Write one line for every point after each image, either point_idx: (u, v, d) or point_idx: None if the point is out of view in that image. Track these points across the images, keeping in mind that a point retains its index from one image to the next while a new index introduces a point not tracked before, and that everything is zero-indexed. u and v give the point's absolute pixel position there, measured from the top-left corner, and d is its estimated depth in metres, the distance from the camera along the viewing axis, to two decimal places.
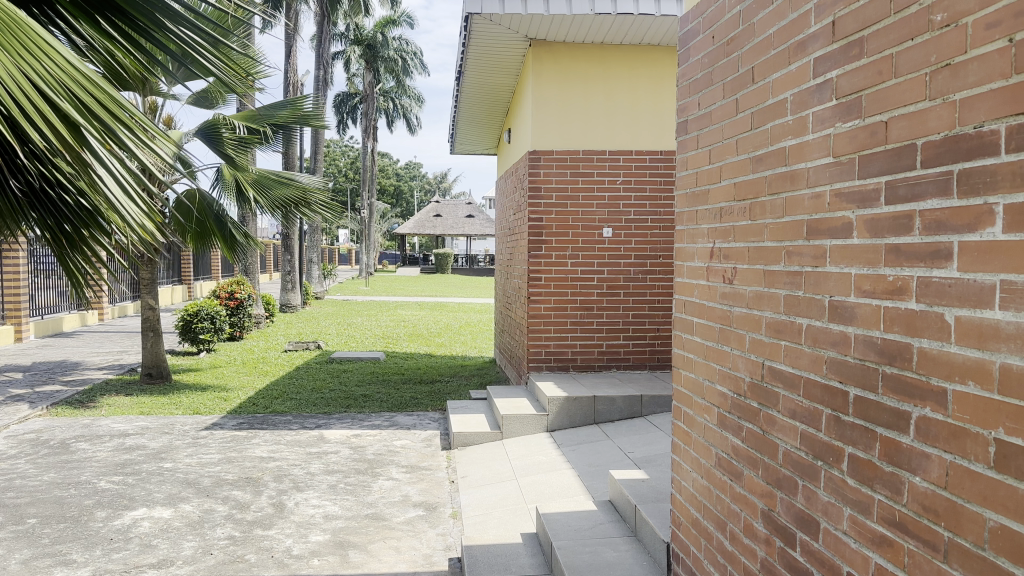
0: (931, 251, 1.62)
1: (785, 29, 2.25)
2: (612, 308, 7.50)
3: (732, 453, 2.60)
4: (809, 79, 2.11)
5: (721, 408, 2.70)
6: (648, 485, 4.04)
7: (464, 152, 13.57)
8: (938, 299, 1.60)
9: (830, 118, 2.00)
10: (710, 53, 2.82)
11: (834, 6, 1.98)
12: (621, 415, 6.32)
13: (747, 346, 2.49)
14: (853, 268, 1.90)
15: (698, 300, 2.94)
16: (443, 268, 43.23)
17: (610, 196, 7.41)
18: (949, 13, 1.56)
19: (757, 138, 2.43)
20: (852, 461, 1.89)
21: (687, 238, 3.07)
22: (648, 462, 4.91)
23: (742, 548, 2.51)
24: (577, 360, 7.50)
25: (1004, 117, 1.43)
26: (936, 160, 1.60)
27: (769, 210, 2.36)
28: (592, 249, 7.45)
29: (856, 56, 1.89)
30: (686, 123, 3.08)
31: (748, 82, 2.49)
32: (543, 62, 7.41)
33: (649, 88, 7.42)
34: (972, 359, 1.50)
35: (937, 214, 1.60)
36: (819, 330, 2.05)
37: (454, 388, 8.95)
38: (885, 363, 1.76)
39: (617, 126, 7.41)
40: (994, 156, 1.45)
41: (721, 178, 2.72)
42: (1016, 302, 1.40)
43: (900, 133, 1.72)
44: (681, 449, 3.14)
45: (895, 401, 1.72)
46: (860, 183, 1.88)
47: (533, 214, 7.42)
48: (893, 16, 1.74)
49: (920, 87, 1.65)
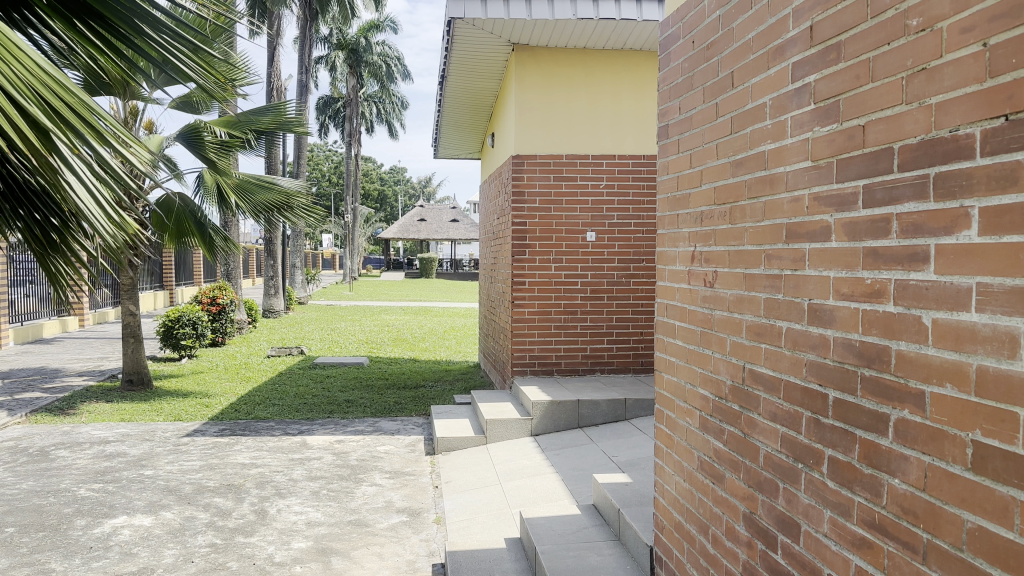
0: (908, 254, 1.63)
1: (764, 33, 2.26)
2: (596, 312, 7.51)
3: (714, 456, 2.60)
4: (787, 83, 2.12)
5: (703, 411, 2.70)
6: (632, 489, 4.05)
7: (448, 156, 13.56)
8: (916, 302, 1.60)
9: (808, 122, 2.01)
10: (690, 58, 2.83)
11: (813, 10, 1.99)
12: (605, 419, 6.32)
13: (727, 349, 2.50)
14: (831, 272, 1.91)
15: (680, 303, 2.95)
16: (428, 272, 43.10)
17: (593, 200, 7.43)
18: (925, 17, 1.58)
19: (737, 142, 2.44)
20: (832, 463, 1.90)
21: (669, 242, 3.08)
22: (632, 466, 4.91)
23: (724, 551, 2.51)
24: (561, 364, 7.51)
25: (979, 121, 1.44)
26: (914, 163, 1.61)
27: (748, 214, 2.37)
28: (576, 253, 7.45)
29: (834, 59, 1.90)
30: (667, 128, 3.09)
31: (728, 87, 2.50)
32: (526, 65, 7.41)
33: (631, 93, 7.45)
34: (949, 361, 1.51)
35: (914, 217, 1.61)
36: (799, 333, 2.06)
37: (439, 393, 8.92)
38: (863, 365, 1.77)
39: (600, 130, 7.43)
40: (969, 159, 1.46)
41: (701, 182, 2.73)
42: (991, 305, 1.41)
43: (877, 137, 1.73)
44: (663, 452, 3.14)
45: (874, 403, 1.73)
46: (838, 186, 1.89)
47: (516, 219, 7.41)
48: (870, 21, 1.75)
49: (897, 90, 1.66)
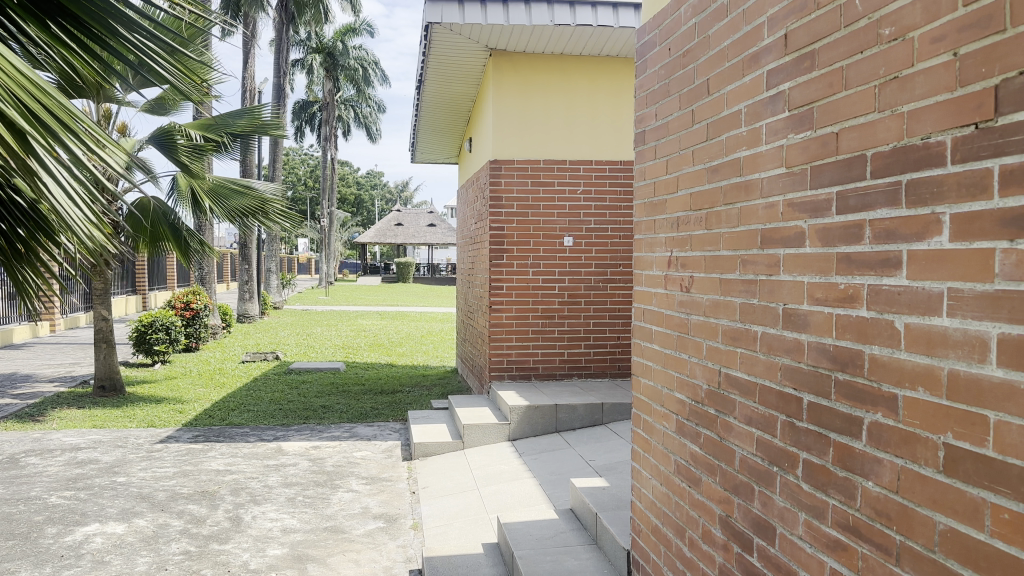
0: (881, 260, 1.65)
1: (739, 41, 2.28)
2: (574, 317, 7.53)
3: (690, 460, 2.62)
4: (762, 91, 2.15)
5: (679, 415, 2.72)
6: (609, 493, 4.06)
7: (425, 160, 13.54)
8: (888, 307, 1.63)
9: (782, 129, 2.04)
10: (666, 65, 2.85)
11: (787, 19, 2.02)
12: (583, 423, 6.33)
13: (704, 353, 2.51)
14: (806, 277, 1.93)
15: (657, 308, 2.96)
16: (405, 277, 42.93)
17: (570, 205, 7.45)
18: (897, 27, 1.60)
19: (713, 149, 2.46)
20: (806, 466, 1.92)
21: (646, 247, 3.09)
22: (609, 470, 4.92)
23: (700, 554, 2.53)
24: (539, 369, 7.51)
25: (950, 129, 1.46)
26: (886, 170, 1.64)
27: (724, 219, 2.39)
28: (553, 258, 7.47)
29: (807, 68, 1.93)
30: (643, 134, 3.11)
31: (704, 94, 2.53)
32: (504, 70, 7.42)
33: (608, 99, 7.50)
34: (921, 365, 1.53)
35: (887, 223, 1.63)
36: (773, 337, 2.08)
37: (416, 398, 8.89)
38: (837, 369, 1.79)
39: (578, 136, 7.46)
40: (941, 166, 1.48)
41: (678, 188, 2.75)
42: (962, 310, 1.43)
43: (850, 144, 1.76)
44: (641, 456, 3.15)
45: (848, 406, 1.75)
46: (811, 193, 1.91)
47: (494, 224, 7.41)
48: (843, 30, 1.78)
49: (871, 98, 1.68)
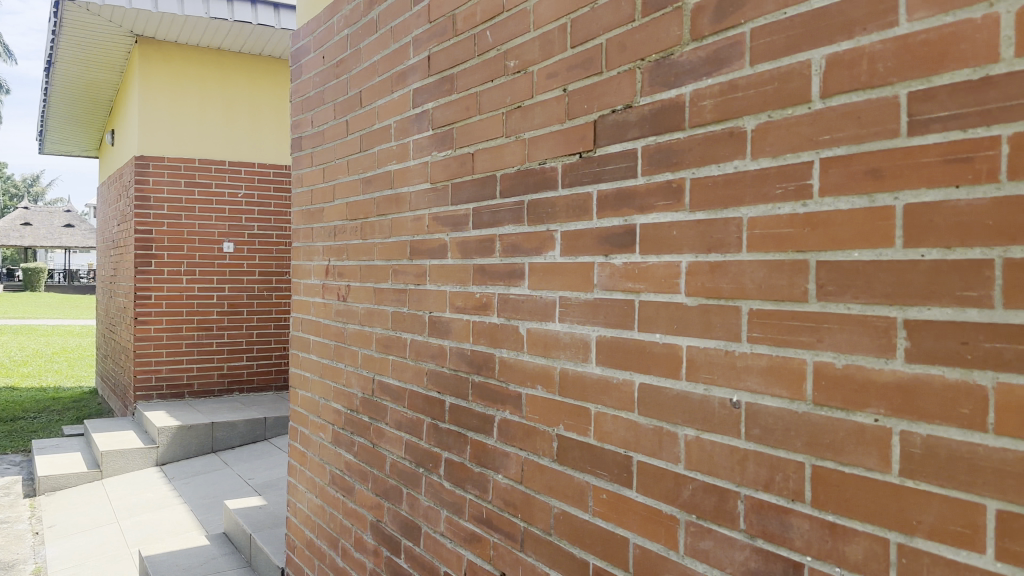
0: (509, 271, 1.81)
1: (389, 58, 2.35)
2: (235, 327, 7.14)
3: (345, 469, 2.62)
4: (409, 108, 2.23)
5: (336, 424, 2.70)
6: (266, 512, 3.90)
7: (59, 152, 11.86)
8: (514, 313, 1.79)
9: (427, 146, 2.14)
10: (321, 73, 2.83)
11: (430, 42, 2.13)
12: (242, 440, 6.01)
13: (359, 362, 2.54)
14: (447, 286, 2.05)
15: (314, 317, 2.92)
16: (36, 286, 37.13)
17: (230, 209, 7.06)
18: (520, 60, 1.77)
19: (366, 160, 2.50)
20: (447, 465, 2.03)
21: (304, 256, 3.04)
22: (268, 486, 4.73)
23: (353, 562, 2.53)
24: (194, 385, 6.98)
25: (561, 156, 1.65)
26: (513, 190, 1.80)
27: (376, 229, 2.44)
28: (211, 265, 7.01)
29: (448, 90, 2.05)
30: (300, 140, 3.05)
31: (357, 105, 2.56)
32: (152, 61, 6.81)
33: (270, 102, 7.26)
34: (539, 365, 1.71)
35: (513, 238, 1.80)
36: (420, 344, 2.17)
37: (44, 425, 7.70)
38: (473, 372, 1.93)
39: (237, 137, 7.09)
40: (553, 189, 1.67)
41: (334, 196, 2.74)
42: (569, 315, 1.62)
43: (483, 164, 1.90)
44: (297, 470, 3.07)
45: (482, 405, 1.89)
46: (452, 208, 2.03)
47: (140, 226, 6.71)
48: (477, 57, 1.92)
49: (499, 123, 1.84)
